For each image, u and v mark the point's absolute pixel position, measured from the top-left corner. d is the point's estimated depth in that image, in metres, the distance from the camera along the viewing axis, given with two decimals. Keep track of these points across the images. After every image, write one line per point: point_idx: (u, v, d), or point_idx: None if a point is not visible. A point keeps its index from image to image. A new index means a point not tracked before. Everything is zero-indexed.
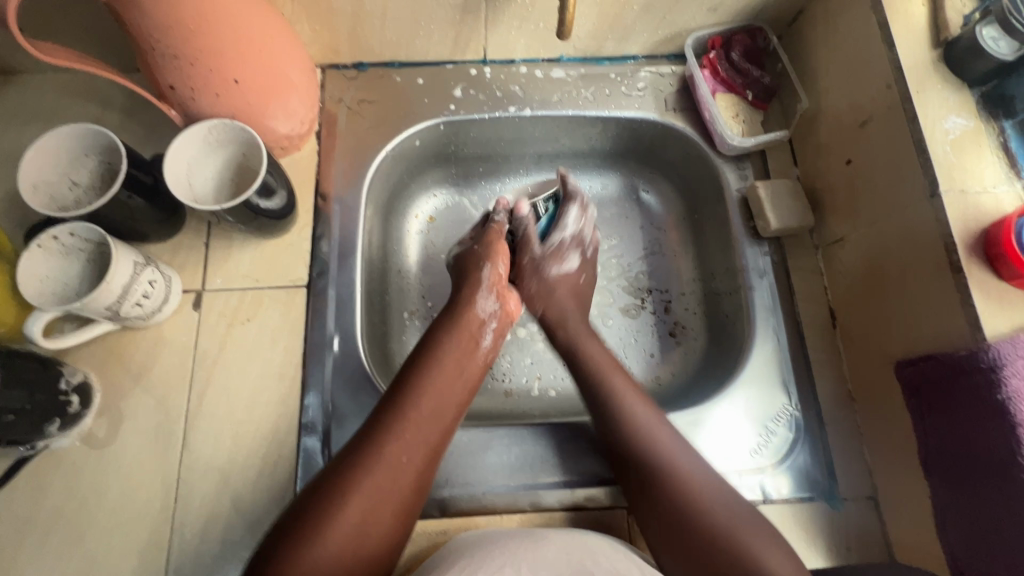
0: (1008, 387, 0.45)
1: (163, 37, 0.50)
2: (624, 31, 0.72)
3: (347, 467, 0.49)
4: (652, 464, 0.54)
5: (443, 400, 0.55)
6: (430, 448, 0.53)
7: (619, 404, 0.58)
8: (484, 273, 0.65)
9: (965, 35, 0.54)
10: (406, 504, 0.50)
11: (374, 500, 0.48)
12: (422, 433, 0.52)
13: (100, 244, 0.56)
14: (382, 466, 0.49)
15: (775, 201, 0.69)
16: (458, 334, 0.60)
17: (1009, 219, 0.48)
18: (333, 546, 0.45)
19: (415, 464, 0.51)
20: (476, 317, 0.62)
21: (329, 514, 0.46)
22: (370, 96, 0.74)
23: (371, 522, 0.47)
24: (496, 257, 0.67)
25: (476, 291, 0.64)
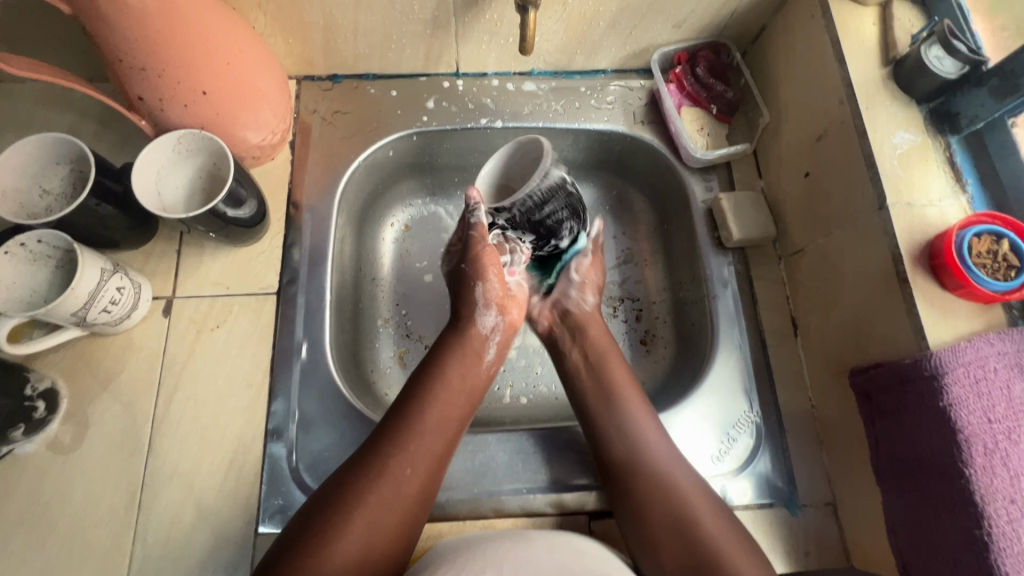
0: (949, 394, 0.47)
1: (132, 51, 0.51)
2: (592, 47, 0.74)
3: (347, 482, 0.50)
4: (642, 452, 0.57)
5: (447, 414, 0.56)
6: (436, 459, 0.54)
7: (623, 403, 0.61)
8: (477, 293, 0.64)
9: (912, 54, 0.57)
10: (410, 518, 0.51)
11: (378, 512, 0.49)
12: (426, 447, 0.54)
13: (68, 251, 0.57)
14: (387, 483, 0.50)
15: (737, 213, 0.70)
16: (458, 350, 0.61)
17: (950, 232, 0.50)
18: (342, 558, 0.46)
19: (418, 479, 0.52)
20: (476, 335, 0.63)
21: (333, 528, 0.47)
22: (344, 108, 0.75)
23: (379, 533, 0.49)
24: (488, 273, 0.64)
25: (475, 309, 0.64)
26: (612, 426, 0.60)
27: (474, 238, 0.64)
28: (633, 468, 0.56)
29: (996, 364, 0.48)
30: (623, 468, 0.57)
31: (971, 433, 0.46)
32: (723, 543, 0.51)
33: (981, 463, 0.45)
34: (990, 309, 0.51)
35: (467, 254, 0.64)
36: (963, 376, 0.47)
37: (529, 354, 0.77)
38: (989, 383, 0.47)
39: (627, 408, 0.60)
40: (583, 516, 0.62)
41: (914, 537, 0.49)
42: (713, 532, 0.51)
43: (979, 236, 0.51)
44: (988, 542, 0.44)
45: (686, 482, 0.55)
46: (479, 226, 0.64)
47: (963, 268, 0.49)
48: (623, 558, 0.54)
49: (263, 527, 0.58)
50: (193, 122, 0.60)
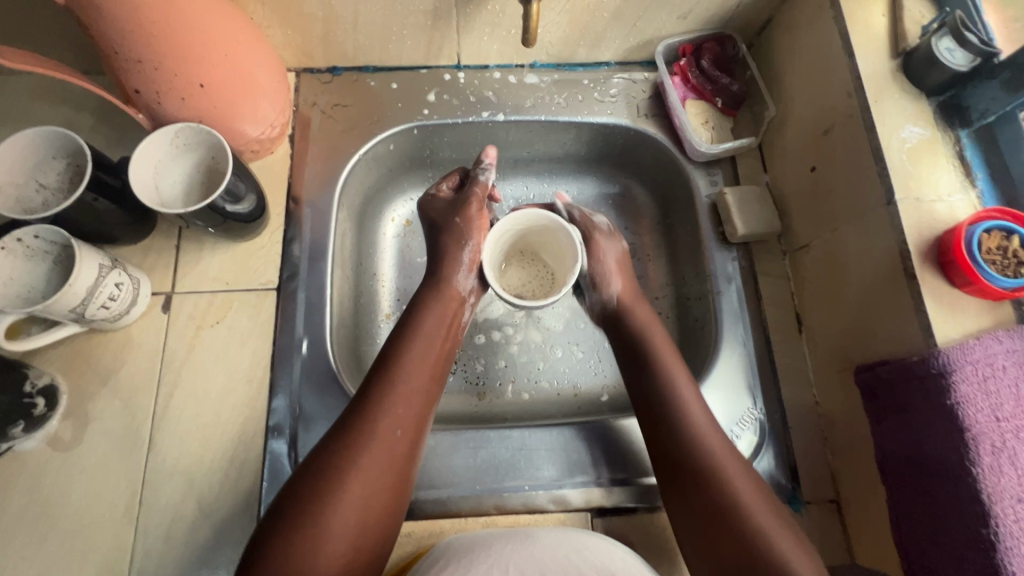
0: (958, 392, 0.46)
1: (127, 43, 0.50)
2: (596, 38, 0.73)
3: (334, 453, 0.49)
4: (688, 432, 0.54)
5: (424, 373, 0.56)
6: (420, 417, 0.54)
7: (670, 373, 0.58)
8: (463, 253, 0.65)
9: (922, 46, 0.56)
10: (401, 480, 0.51)
11: (370, 478, 0.49)
12: (410, 406, 0.54)
13: (66, 246, 0.56)
14: (375, 447, 0.50)
15: (742, 207, 0.69)
16: (435, 309, 0.61)
17: (960, 228, 0.50)
18: (340, 523, 0.46)
19: (406, 438, 0.52)
20: (454, 297, 0.63)
21: (326, 499, 0.47)
22: (343, 101, 0.74)
23: (373, 497, 0.49)
24: (473, 233, 0.66)
25: (455, 269, 0.64)
26: (662, 394, 0.57)
27: (475, 194, 0.67)
28: (678, 441, 0.54)
29: (1004, 362, 0.47)
30: (666, 439, 0.55)
31: (979, 431, 0.46)
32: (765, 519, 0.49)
33: (988, 462, 0.45)
34: (999, 306, 0.50)
35: (464, 212, 0.66)
36: (972, 374, 0.46)
37: (531, 349, 0.76)
38: (998, 381, 0.47)
39: (676, 379, 0.57)
40: (586, 512, 0.62)
41: (919, 534, 0.49)
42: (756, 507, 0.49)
43: (989, 232, 0.50)
44: (995, 541, 0.44)
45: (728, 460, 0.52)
46: (483, 183, 0.68)
47: (972, 264, 0.48)
48: (631, 552, 0.54)
49: None
50: (191, 116, 0.59)
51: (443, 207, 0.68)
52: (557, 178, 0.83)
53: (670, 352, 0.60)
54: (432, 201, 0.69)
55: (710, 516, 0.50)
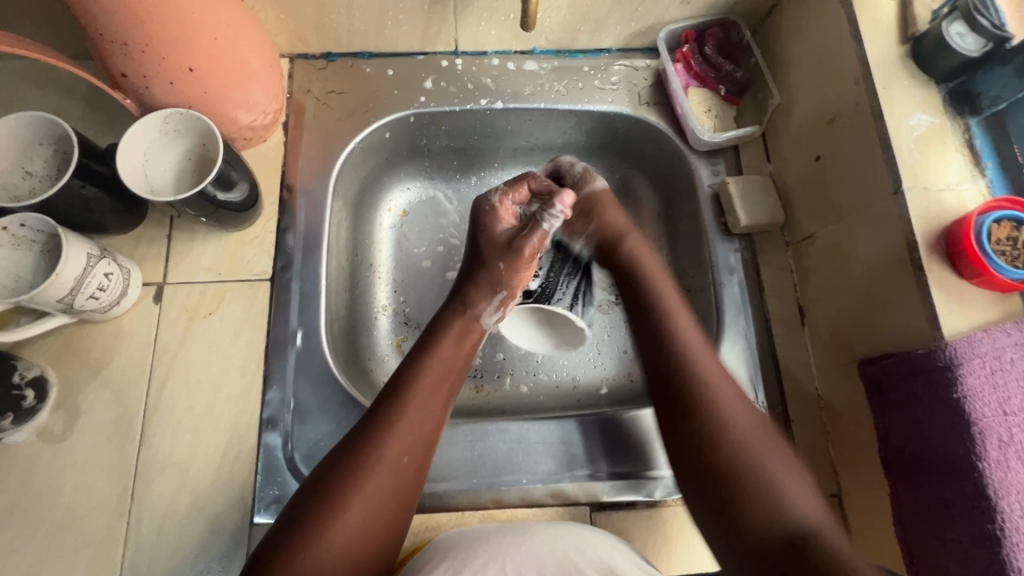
0: (964, 386, 0.45)
1: (112, 25, 0.49)
2: (597, 24, 0.71)
3: (339, 474, 0.48)
4: (698, 387, 0.53)
5: (437, 396, 0.55)
6: (428, 442, 0.53)
7: (676, 327, 0.57)
8: (496, 294, 0.63)
9: (932, 31, 0.54)
10: (402, 503, 0.50)
11: (375, 500, 0.48)
12: (419, 432, 0.52)
13: (53, 235, 0.55)
14: (380, 471, 0.49)
15: (745, 197, 0.68)
16: (452, 335, 0.59)
17: (969, 218, 0.49)
18: (341, 544, 0.45)
19: (413, 462, 0.51)
20: (475, 325, 0.61)
21: (327, 522, 0.46)
22: (338, 87, 0.73)
23: (374, 519, 0.48)
24: (517, 273, 0.63)
25: (485, 305, 0.62)
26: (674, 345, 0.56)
27: (532, 241, 0.62)
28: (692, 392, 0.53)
29: (1013, 355, 0.46)
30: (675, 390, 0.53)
31: (985, 425, 0.45)
32: (772, 472, 0.48)
33: (994, 457, 0.44)
34: (1008, 298, 0.49)
35: (512, 261, 0.62)
36: (979, 367, 0.46)
37: None
38: (1005, 374, 0.46)
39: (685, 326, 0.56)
40: (585, 506, 0.61)
41: (922, 529, 0.48)
42: (768, 464, 0.49)
43: (999, 223, 0.49)
44: (999, 538, 0.43)
45: (741, 415, 0.51)
46: (544, 230, 0.63)
47: (981, 255, 0.47)
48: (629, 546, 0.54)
49: (259, 517, 0.57)
50: (181, 102, 0.58)
51: (492, 245, 0.63)
52: None
53: (676, 303, 0.59)
54: (490, 225, 0.64)
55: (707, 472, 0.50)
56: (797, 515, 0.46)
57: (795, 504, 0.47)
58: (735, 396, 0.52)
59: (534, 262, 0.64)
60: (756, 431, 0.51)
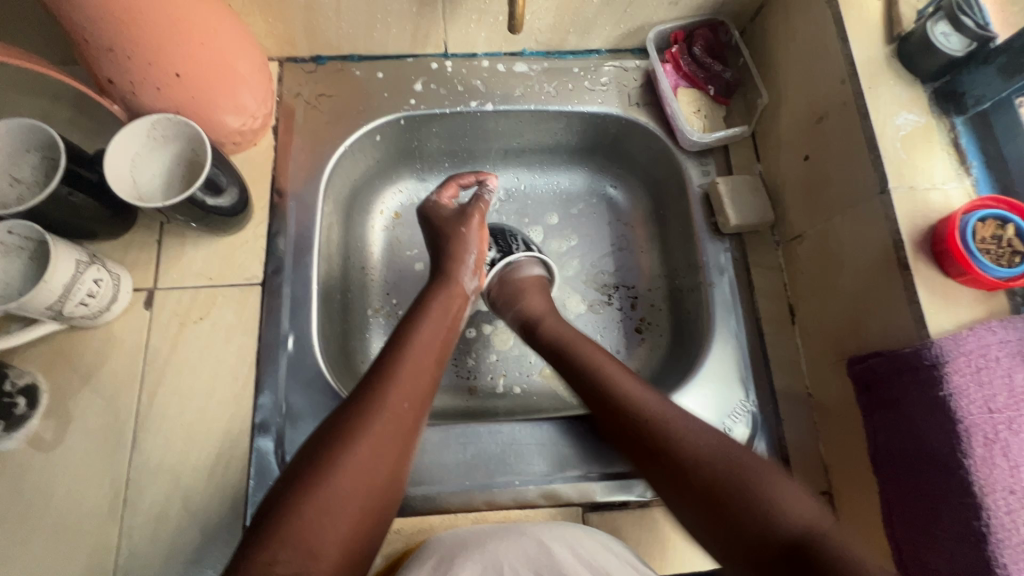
0: (950, 384, 0.46)
1: (98, 31, 0.49)
2: (586, 25, 0.72)
3: (343, 420, 0.48)
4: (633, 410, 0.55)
5: (429, 352, 0.56)
6: (425, 392, 0.53)
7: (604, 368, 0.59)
8: (469, 255, 0.65)
9: (917, 31, 0.54)
10: (401, 454, 0.50)
11: (379, 446, 0.48)
12: (416, 381, 0.53)
13: (41, 241, 0.55)
14: (383, 416, 0.49)
15: (735, 197, 0.68)
16: (440, 302, 0.60)
17: (954, 216, 0.49)
18: (343, 491, 0.45)
19: (415, 409, 0.51)
20: (458, 293, 0.62)
21: (336, 461, 0.46)
22: (328, 91, 0.73)
23: (377, 464, 0.48)
24: (473, 229, 0.65)
25: (461, 269, 0.64)
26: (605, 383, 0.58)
27: (478, 210, 0.67)
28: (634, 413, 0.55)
29: (999, 353, 0.46)
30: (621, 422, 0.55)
31: (971, 423, 0.45)
32: (760, 478, 0.48)
33: (980, 454, 0.45)
34: (993, 295, 0.49)
35: (468, 222, 0.65)
36: (964, 365, 0.46)
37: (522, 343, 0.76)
38: (991, 372, 0.46)
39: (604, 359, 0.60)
40: (578, 506, 0.61)
41: (909, 527, 0.49)
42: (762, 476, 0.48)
43: (984, 221, 0.49)
44: (986, 534, 0.43)
45: (684, 422, 0.53)
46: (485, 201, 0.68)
47: (966, 254, 0.47)
48: (623, 546, 0.54)
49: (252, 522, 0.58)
50: (168, 107, 0.58)
51: (446, 217, 0.66)
52: (549, 169, 0.82)
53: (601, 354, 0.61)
54: (436, 210, 0.67)
55: (694, 495, 0.50)
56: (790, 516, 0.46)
57: (788, 503, 0.46)
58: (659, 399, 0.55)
59: (486, 234, 0.68)
60: (717, 440, 0.51)
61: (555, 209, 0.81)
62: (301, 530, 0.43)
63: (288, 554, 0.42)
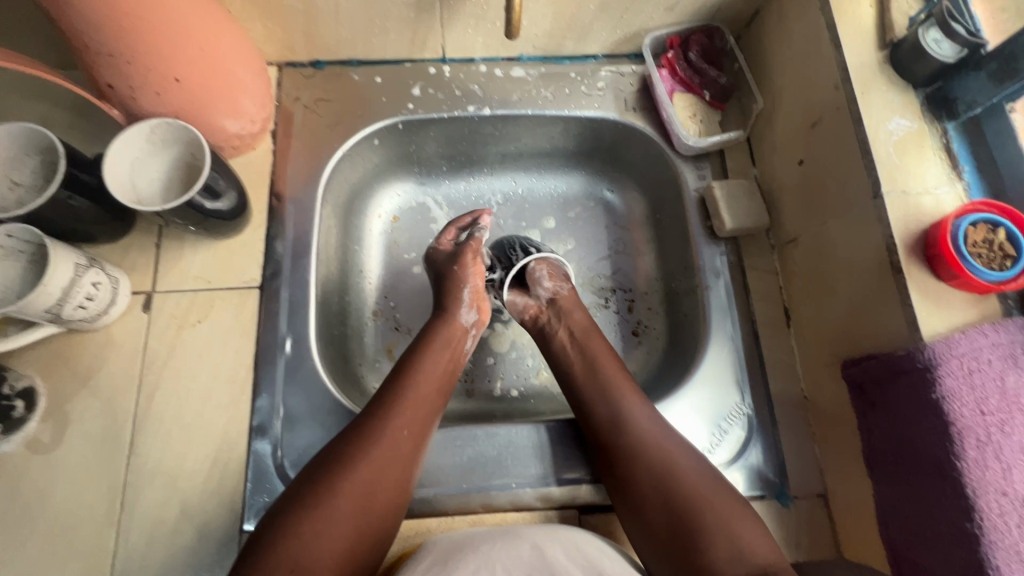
0: (942, 386, 0.46)
1: (98, 36, 0.49)
2: (583, 30, 0.72)
3: (347, 444, 0.50)
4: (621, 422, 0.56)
5: (432, 382, 0.57)
6: (425, 421, 0.54)
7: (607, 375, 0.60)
8: (464, 291, 0.64)
9: (909, 37, 0.55)
10: (400, 482, 0.51)
11: (379, 473, 0.49)
12: (417, 410, 0.54)
13: (40, 245, 0.55)
14: (381, 442, 0.51)
15: (730, 201, 0.69)
16: (443, 335, 0.61)
17: (946, 220, 0.49)
18: (342, 515, 0.46)
19: (415, 436, 0.53)
20: (457, 327, 0.63)
21: (335, 484, 0.47)
22: (326, 95, 0.73)
23: (376, 491, 0.49)
24: (468, 272, 0.65)
25: (457, 306, 0.63)
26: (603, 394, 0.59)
27: (471, 247, 0.66)
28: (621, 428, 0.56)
29: (990, 356, 0.47)
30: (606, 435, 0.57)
31: (964, 426, 0.45)
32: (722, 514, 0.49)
33: (973, 456, 0.45)
34: (985, 299, 0.50)
35: (461, 261, 0.65)
36: (957, 367, 0.46)
37: (519, 347, 0.76)
38: (983, 374, 0.46)
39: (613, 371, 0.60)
40: (574, 509, 0.61)
41: (903, 529, 0.49)
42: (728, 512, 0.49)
43: (975, 225, 0.50)
44: (979, 536, 0.43)
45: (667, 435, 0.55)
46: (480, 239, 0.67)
47: (958, 258, 0.48)
48: (617, 549, 0.54)
49: (248, 525, 0.58)
50: (167, 111, 0.58)
51: (444, 258, 0.67)
52: (546, 174, 0.83)
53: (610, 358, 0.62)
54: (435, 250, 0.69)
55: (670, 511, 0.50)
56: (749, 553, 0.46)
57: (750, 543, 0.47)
58: (648, 414, 0.57)
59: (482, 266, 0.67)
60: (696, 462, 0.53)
61: (552, 213, 0.82)
62: (298, 545, 0.44)
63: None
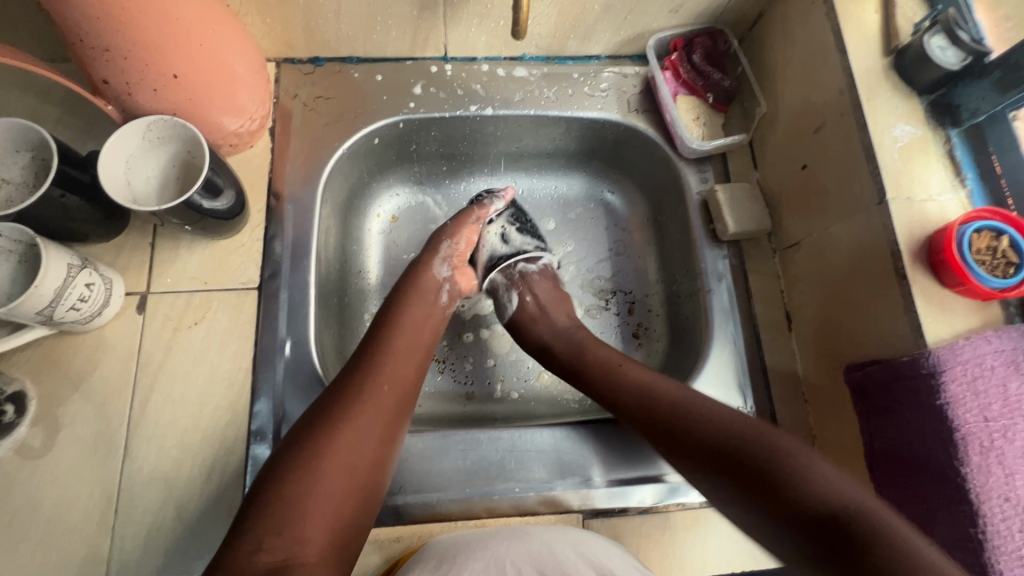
0: (947, 393, 0.47)
1: (93, 31, 0.47)
2: (586, 31, 0.72)
3: (326, 405, 0.49)
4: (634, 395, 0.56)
5: (412, 348, 0.57)
6: (410, 381, 0.54)
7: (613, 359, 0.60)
8: (445, 244, 0.67)
9: (914, 44, 0.55)
10: (385, 442, 0.50)
11: (363, 431, 0.48)
12: (398, 371, 0.54)
13: (32, 245, 0.53)
14: (365, 401, 0.50)
15: (733, 204, 0.69)
16: (420, 297, 0.62)
17: (951, 227, 0.50)
18: (330, 475, 0.45)
19: (395, 391, 0.52)
20: (430, 285, 0.64)
21: (320, 439, 0.46)
22: (326, 93, 0.72)
23: (363, 450, 0.48)
24: (461, 233, 0.68)
25: (434, 257, 0.66)
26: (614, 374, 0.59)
27: (477, 211, 0.70)
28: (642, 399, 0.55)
29: (994, 362, 0.47)
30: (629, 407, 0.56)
31: (968, 432, 0.46)
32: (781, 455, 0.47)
33: (977, 462, 0.45)
34: (988, 305, 0.50)
35: (458, 218, 0.70)
36: (961, 374, 0.47)
37: (519, 349, 0.76)
38: (986, 380, 0.47)
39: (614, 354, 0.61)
40: (579, 513, 0.61)
41: None
42: (798, 453, 0.46)
43: (980, 232, 0.50)
44: (982, 541, 0.44)
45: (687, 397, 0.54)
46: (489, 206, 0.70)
47: (963, 265, 0.48)
48: (623, 550, 0.53)
49: None
50: (164, 108, 0.56)
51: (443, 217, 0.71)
52: (546, 174, 0.82)
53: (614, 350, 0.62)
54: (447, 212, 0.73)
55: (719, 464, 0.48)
56: (821, 494, 0.43)
57: (817, 482, 0.44)
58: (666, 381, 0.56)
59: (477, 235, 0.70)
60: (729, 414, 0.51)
61: (553, 214, 0.82)
62: (286, 508, 0.42)
63: (273, 542, 0.41)
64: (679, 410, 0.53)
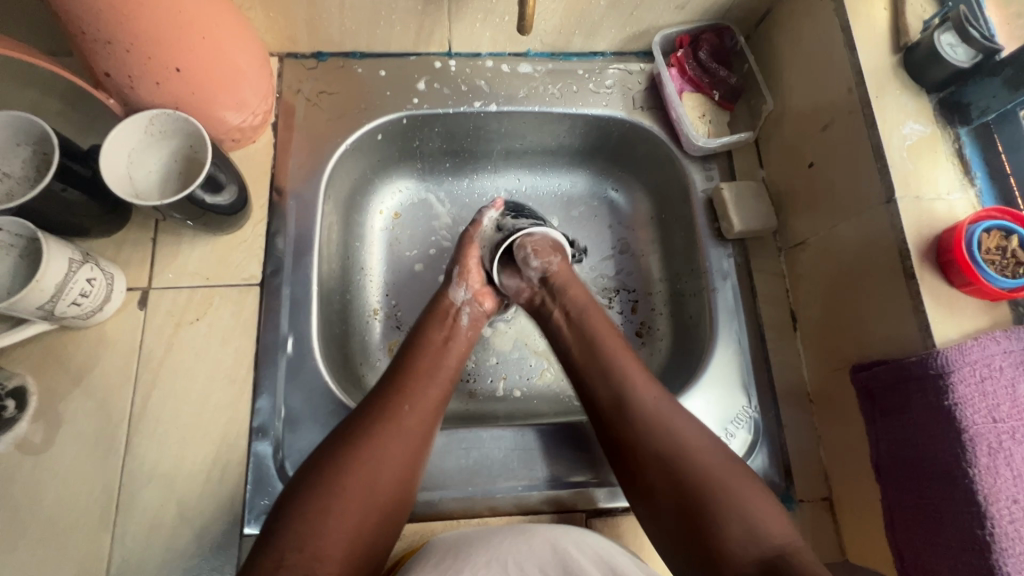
0: (955, 393, 0.46)
1: (94, 23, 0.47)
2: (592, 27, 0.71)
3: (348, 427, 0.50)
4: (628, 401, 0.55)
5: (438, 366, 0.57)
6: (436, 401, 0.54)
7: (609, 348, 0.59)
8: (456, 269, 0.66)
9: (924, 41, 0.55)
10: (409, 464, 0.50)
11: (385, 452, 0.49)
12: (420, 392, 0.54)
13: (33, 239, 0.53)
14: (385, 423, 0.50)
15: (739, 203, 0.68)
16: (442, 316, 0.62)
17: (960, 226, 0.49)
18: (349, 495, 0.46)
19: (418, 415, 0.52)
20: (450, 307, 0.63)
21: (341, 461, 0.47)
22: (330, 88, 0.71)
23: (382, 471, 0.48)
24: (466, 255, 0.67)
25: (449, 283, 0.65)
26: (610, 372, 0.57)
27: (474, 229, 0.68)
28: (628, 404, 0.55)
29: (1002, 363, 0.47)
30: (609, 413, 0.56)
31: (976, 432, 0.45)
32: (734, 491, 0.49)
33: (985, 463, 0.45)
34: (997, 306, 0.50)
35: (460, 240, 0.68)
36: (970, 375, 0.46)
37: (522, 347, 0.75)
38: (994, 381, 0.46)
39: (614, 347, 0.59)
40: (581, 512, 0.61)
41: (910, 532, 0.50)
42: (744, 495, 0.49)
43: (989, 232, 0.49)
44: (989, 543, 0.44)
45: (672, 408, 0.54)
46: (480, 222, 0.68)
47: (973, 264, 0.47)
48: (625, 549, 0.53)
49: (250, 528, 0.56)
50: (167, 102, 0.56)
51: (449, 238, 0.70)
52: (550, 172, 0.82)
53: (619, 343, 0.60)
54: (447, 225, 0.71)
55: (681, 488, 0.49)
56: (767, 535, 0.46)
57: (764, 521, 0.47)
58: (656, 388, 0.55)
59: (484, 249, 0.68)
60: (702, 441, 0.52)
61: (557, 212, 0.81)
62: (304, 529, 0.44)
63: (295, 558, 0.42)
64: (660, 424, 0.53)
